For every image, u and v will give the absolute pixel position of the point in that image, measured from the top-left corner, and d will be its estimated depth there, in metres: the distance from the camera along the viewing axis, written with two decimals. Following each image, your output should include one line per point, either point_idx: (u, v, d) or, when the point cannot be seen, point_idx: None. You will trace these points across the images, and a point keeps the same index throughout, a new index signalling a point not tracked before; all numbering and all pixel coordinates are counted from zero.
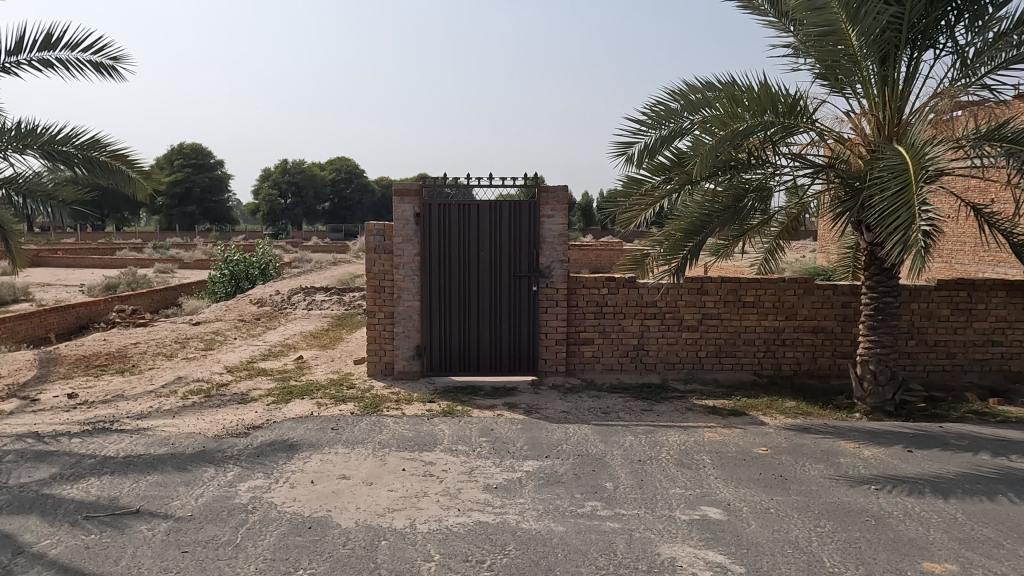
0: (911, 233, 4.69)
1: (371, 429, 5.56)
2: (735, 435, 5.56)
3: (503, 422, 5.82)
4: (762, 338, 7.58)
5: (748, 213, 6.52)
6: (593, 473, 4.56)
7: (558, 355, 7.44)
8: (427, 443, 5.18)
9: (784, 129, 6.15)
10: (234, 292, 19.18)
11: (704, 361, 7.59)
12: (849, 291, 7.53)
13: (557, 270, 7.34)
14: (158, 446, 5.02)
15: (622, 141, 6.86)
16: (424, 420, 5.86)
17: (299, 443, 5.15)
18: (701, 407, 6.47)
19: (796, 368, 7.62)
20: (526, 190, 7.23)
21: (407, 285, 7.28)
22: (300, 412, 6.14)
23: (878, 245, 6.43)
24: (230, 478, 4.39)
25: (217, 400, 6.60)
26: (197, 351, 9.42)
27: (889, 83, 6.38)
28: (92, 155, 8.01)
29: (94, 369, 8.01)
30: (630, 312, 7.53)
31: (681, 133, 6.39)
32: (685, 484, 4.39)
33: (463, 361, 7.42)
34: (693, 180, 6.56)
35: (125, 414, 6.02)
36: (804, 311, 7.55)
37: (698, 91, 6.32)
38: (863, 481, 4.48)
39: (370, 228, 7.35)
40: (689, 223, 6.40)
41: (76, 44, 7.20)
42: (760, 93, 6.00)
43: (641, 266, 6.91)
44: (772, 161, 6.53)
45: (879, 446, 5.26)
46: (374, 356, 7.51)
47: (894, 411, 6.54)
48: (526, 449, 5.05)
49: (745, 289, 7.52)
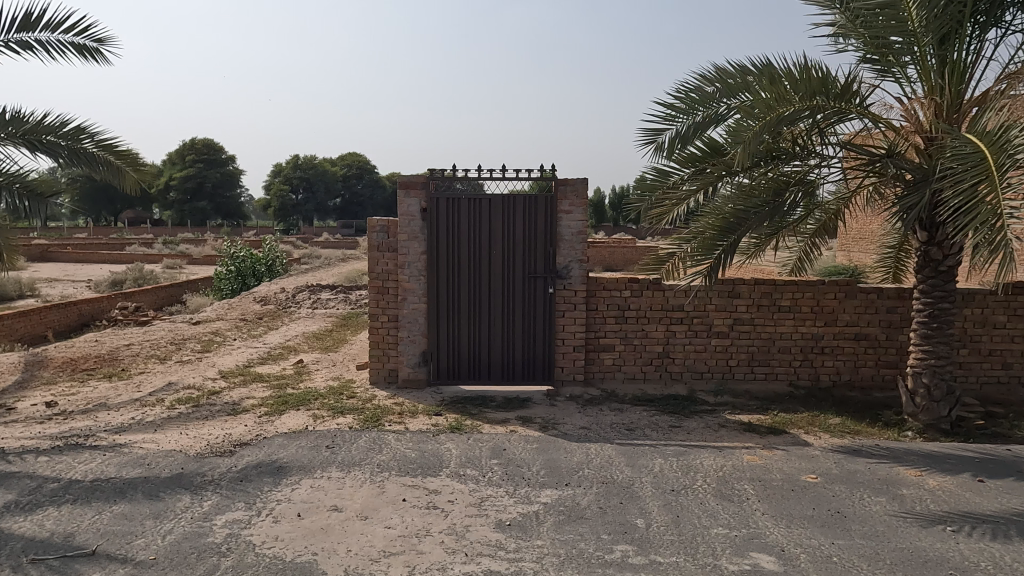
0: (999, 232, 4.01)
1: (370, 448, 4.99)
2: (778, 458, 4.94)
3: (516, 440, 5.24)
4: (799, 345, 6.94)
5: (789, 208, 5.87)
6: (620, 507, 3.97)
7: (577, 363, 6.84)
8: (431, 467, 4.61)
9: (834, 115, 5.49)
10: (240, 288, 18.80)
11: (735, 370, 6.96)
12: (895, 295, 6.87)
13: (575, 271, 6.74)
14: (132, 468, 4.50)
15: (650, 128, 6.22)
16: (429, 437, 5.29)
17: (289, 465, 4.60)
18: (735, 424, 5.84)
19: (835, 379, 6.97)
20: (541, 184, 6.65)
21: (412, 286, 6.73)
22: (294, 425, 5.59)
23: (935, 245, 5.78)
24: (206, 510, 3.84)
25: (206, 411, 6.06)
26: (192, 354, 8.91)
27: (949, 65, 5.71)
28: (77, 145, 7.48)
29: (80, 374, 7.53)
30: (655, 317, 6.93)
31: (717, 120, 5.74)
32: (729, 522, 3.79)
33: (473, 368, 6.83)
34: (732, 171, 5.90)
35: (103, 427, 5.51)
36: (846, 317, 6.91)
37: (737, 72, 5.66)
38: (936, 521, 3.86)
39: (373, 224, 6.80)
40: (725, 220, 5.78)
41: (59, 25, 6.65)
42: (808, 73, 5.34)
43: (668, 267, 6.31)
44: (817, 151, 5.86)
45: (944, 474, 4.62)
46: (377, 362, 6.94)
47: (951, 430, 5.88)
48: (543, 475, 4.47)
49: (781, 292, 6.88)
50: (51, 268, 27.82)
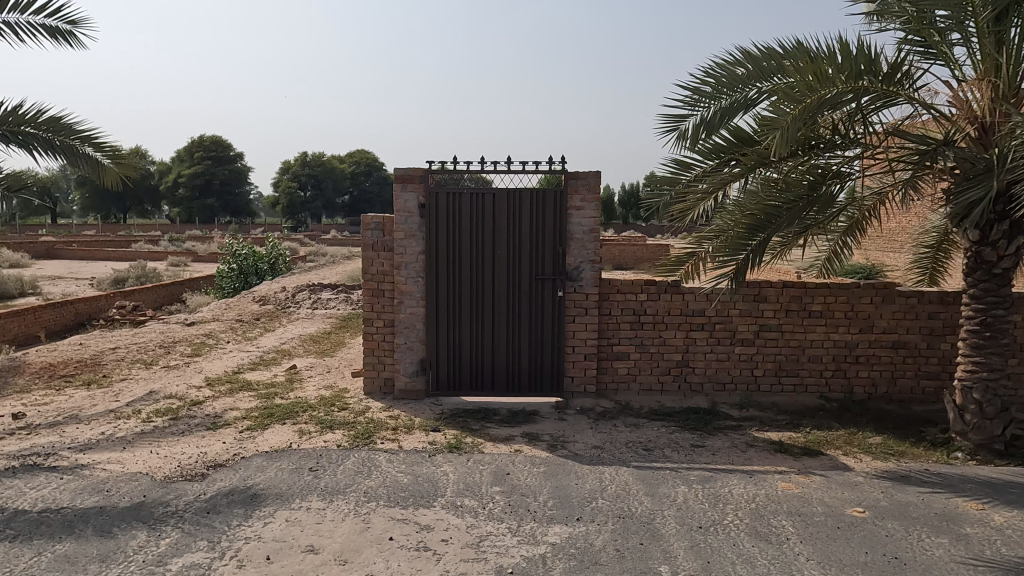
0: None
1: (357, 472, 4.46)
2: (817, 487, 4.37)
3: (522, 463, 4.70)
4: (832, 354, 6.36)
5: (826, 204, 5.29)
6: (640, 549, 3.42)
7: (588, 373, 6.29)
8: (425, 495, 4.07)
9: (881, 99, 4.88)
10: (241, 287, 18.32)
11: (761, 381, 6.39)
12: (938, 300, 6.28)
13: (586, 273, 6.19)
14: (88, 496, 4.00)
15: (672, 114, 5.62)
16: (425, 458, 4.76)
17: (265, 493, 4.09)
18: (765, 443, 5.27)
19: (871, 391, 6.39)
20: (549, 177, 6.08)
21: (410, 288, 6.21)
22: (277, 443, 5.08)
23: (990, 245, 5.17)
24: (161, 551, 3.34)
25: (183, 425, 5.55)
26: (181, 359, 8.41)
27: (1008, 43, 5.07)
28: (53, 136, 6.92)
29: (57, 382, 7.05)
30: (673, 323, 6.37)
31: (748, 106, 5.14)
32: (769, 571, 3.23)
33: (475, 378, 6.29)
34: (765, 161, 5.31)
35: (68, 443, 5.02)
36: (882, 324, 6.32)
37: (771, 51, 5.06)
38: (1013, 571, 3.28)
39: (368, 221, 6.30)
40: (753, 217, 5.21)
41: (29, 6, 6.20)
42: (853, 51, 4.72)
43: (687, 269, 5.87)
44: (858, 141, 5.26)
45: (1010, 508, 4.04)
46: (372, 371, 6.43)
47: (1005, 451, 5.26)
48: (550, 507, 3.92)
49: (812, 295, 6.29)
50: (55, 266, 27.52)
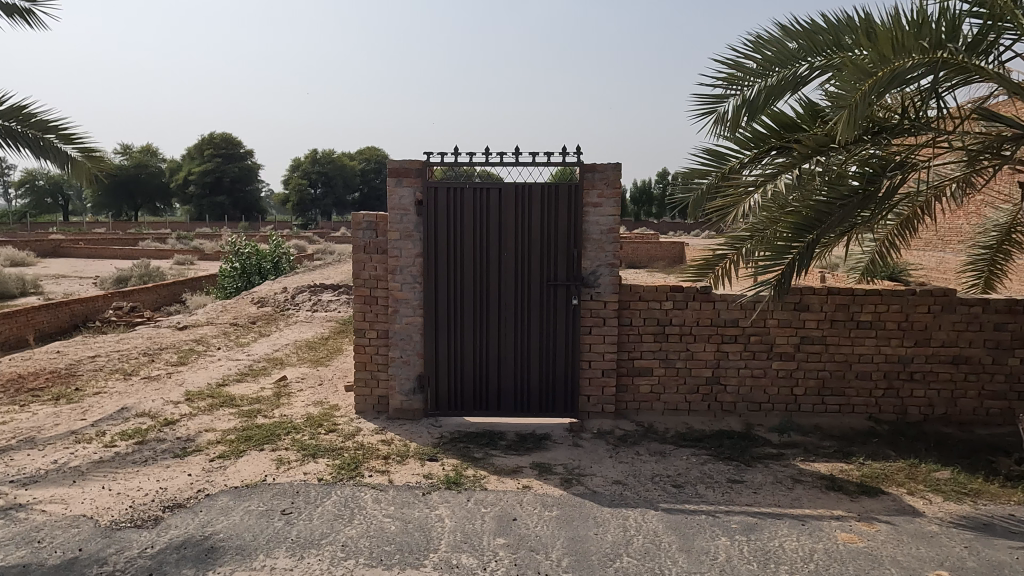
0: None
1: (336, 517, 3.78)
2: (885, 540, 3.63)
3: (532, 504, 4.00)
4: (882, 370, 5.61)
5: (885, 199, 4.55)
6: None
7: (606, 391, 5.60)
8: (414, 551, 3.38)
9: (959, 75, 4.12)
10: (243, 287, 17.77)
11: (802, 401, 5.66)
12: (1006, 309, 5.49)
13: (604, 278, 5.47)
14: (13, 549, 3.35)
15: (707, 95, 4.89)
16: (417, 498, 4.07)
17: (224, 546, 3.42)
18: (813, 478, 4.53)
19: (926, 412, 5.64)
20: (562, 171, 5.38)
21: (405, 295, 5.54)
22: (250, 476, 4.42)
23: None
24: None
25: (148, 452, 4.91)
26: (164, 368, 7.78)
27: None
28: (14, 127, 6.23)
29: (23, 396, 6.43)
30: (702, 334, 5.64)
31: (798, 85, 4.41)
32: None
33: (480, 397, 5.61)
34: (816, 150, 4.55)
35: (12, 475, 4.38)
36: (941, 336, 5.55)
37: (827, 20, 4.32)
38: None
39: (359, 220, 5.61)
40: (803, 213, 4.42)
41: None
42: (931, 16, 3.96)
43: (718, 271, 5.09)
44: (924, 126, 4.50)
45: None
46: (364, 387, 5.76)
47: None
48: (565, 568, 3.23)
49: (861, 304, 5.54)
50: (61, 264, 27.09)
